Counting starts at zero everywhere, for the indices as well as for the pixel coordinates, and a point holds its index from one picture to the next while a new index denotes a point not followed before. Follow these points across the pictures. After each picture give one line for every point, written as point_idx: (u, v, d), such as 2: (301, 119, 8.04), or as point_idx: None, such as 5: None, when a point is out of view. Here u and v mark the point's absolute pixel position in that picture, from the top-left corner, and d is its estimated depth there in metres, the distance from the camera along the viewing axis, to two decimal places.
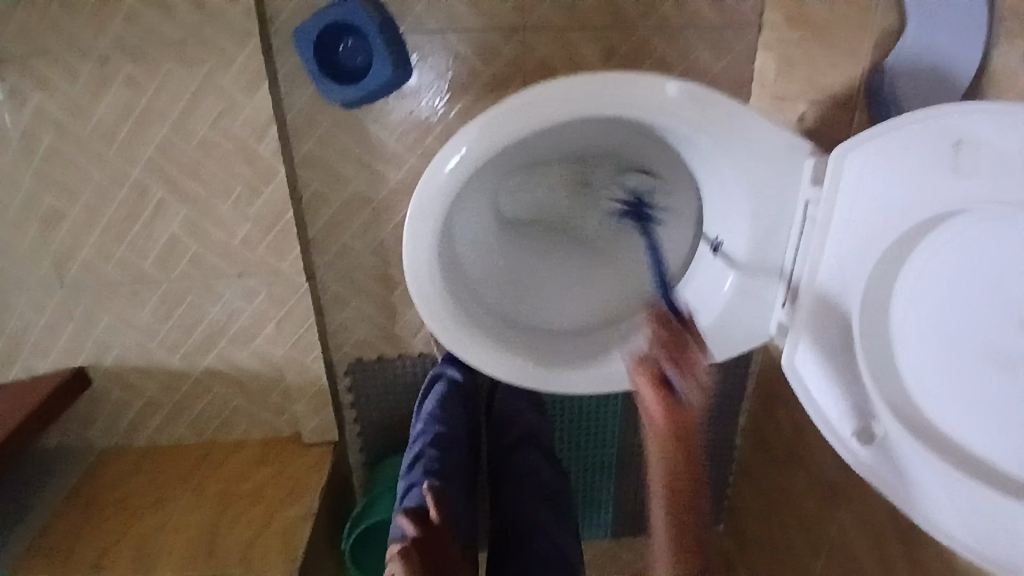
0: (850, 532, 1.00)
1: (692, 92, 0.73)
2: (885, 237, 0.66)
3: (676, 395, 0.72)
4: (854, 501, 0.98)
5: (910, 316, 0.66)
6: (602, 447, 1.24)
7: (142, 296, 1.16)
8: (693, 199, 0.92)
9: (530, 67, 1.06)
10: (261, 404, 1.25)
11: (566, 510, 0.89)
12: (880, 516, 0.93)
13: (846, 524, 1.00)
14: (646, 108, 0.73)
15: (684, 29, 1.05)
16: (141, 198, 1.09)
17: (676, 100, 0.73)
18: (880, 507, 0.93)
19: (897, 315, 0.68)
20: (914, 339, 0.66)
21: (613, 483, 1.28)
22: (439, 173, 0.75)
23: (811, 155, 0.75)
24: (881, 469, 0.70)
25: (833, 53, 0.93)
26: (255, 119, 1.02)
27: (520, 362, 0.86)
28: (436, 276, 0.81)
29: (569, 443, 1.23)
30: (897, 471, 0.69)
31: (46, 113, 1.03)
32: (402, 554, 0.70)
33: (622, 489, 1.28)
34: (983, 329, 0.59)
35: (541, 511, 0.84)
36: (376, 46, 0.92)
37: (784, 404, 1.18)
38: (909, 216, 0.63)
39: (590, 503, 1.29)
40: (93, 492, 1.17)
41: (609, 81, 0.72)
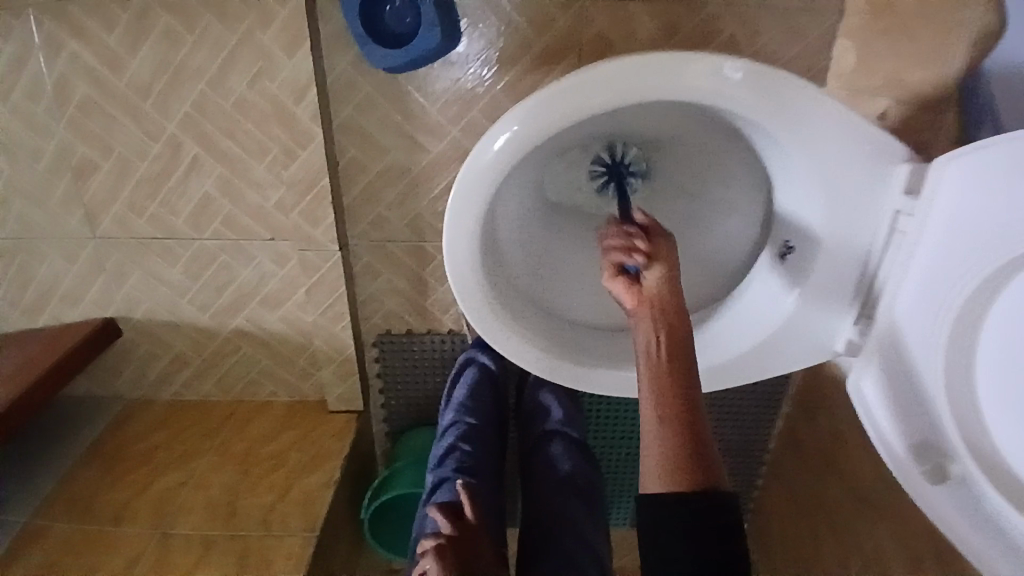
0: (884, 550, 0.96)
1: (777, 78, 0.65)
2: (972, 263, 0.59)
3: (641, 295, 0.72)
4: (893, 519, 0.94)
5: (997, 352, 0.56)
6: (629, 439, 1.21)
7: (175, 254, 1.15)
8: (759, 200, 0.85)
9: (586, 39, 0.99)
10: (288, 369, 1.25)
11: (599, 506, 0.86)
12: (920, 539, 0.88)
13: (882, 541, 0.96)
14: (727, 97, 0.66)
15: (756, 8, 0.97)
16: (176, 155, 1.06)
17: (759, 91, 0.65)
18: (921, 528, 0.88)
19: (985, 349, 0.58)
20: (998, 375, 0.56)
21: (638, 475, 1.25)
22: (490, 152, 0.69)
23: (905, 162, 0.68)
24: (956, 518, 0.63)
25: (923, 46, 0.84)
26: (295, 79, 0.98)
27: (558, 360, 0.81)
28: (478, 264, 0.76)
29: (598, 432, 1.20)
30: (971, 521, 0.61)
31: (83, 62, 1.00)
32: (436, 550, 0.72)
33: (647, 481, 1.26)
34: None
35: (572, 505, 0.82)
36: (425, 12, 0.86)
37: (824, 411, 1.13)
38: (989, 237, 0.56)
39: (615, 492, 1.27)
40: (121, 443, 1.19)
41: (689, 62, 0.65)
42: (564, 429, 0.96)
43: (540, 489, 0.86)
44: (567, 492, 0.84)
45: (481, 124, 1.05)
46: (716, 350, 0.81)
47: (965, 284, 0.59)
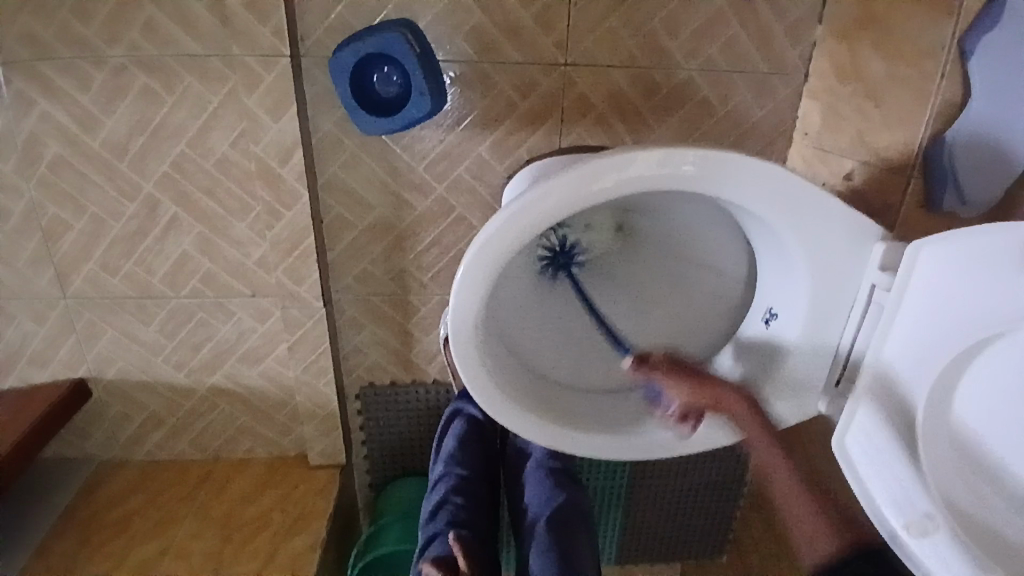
0: None
1: (747, 164, 0.70)
2: (949, 345, 0.64)
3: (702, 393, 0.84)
4: None
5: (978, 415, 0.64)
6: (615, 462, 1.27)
7: (150, 312, 1.11)
8: (741, 262, 0.90)
9: (568, 101, 1.02)
10: (268, 425, 1.23)
11: (594, 541, 0.86)
12: None
13: None
14: (697, 182, 0.70)
15: (730, 72, 1.02)
16: (153, 214, 1.04)
17: (738, 179, 0.70)
18: None
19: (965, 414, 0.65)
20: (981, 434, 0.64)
21: (622, 494, 1.32)
22: (486, 243, 0.71)
23: (880, 241, 0.74)
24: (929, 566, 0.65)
25: (886, 115, 0.90)
26: (280, 141, 0.98)
27: (563, 429, 0.83)
28: (480, 348, 0.78)
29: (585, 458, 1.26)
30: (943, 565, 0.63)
31: (55, 122, 0.97)
32: None
33: (631, 497, 1.33)
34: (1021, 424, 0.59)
35: (568, 541, 0.81)
36: (415, 81, 0.88)
37: (798, 446, 1.16)
38: (970, 321, 0.62)
39: (601, 513, 1.34)
40: (93, 509, 1.13)
41: (666, 153, 0.69)
42: (547, 461, 0.95)
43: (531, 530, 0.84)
44: (569, 531, 0.83)
45: (467, 180, 1.06)
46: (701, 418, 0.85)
47: (942, 359, 0.65)
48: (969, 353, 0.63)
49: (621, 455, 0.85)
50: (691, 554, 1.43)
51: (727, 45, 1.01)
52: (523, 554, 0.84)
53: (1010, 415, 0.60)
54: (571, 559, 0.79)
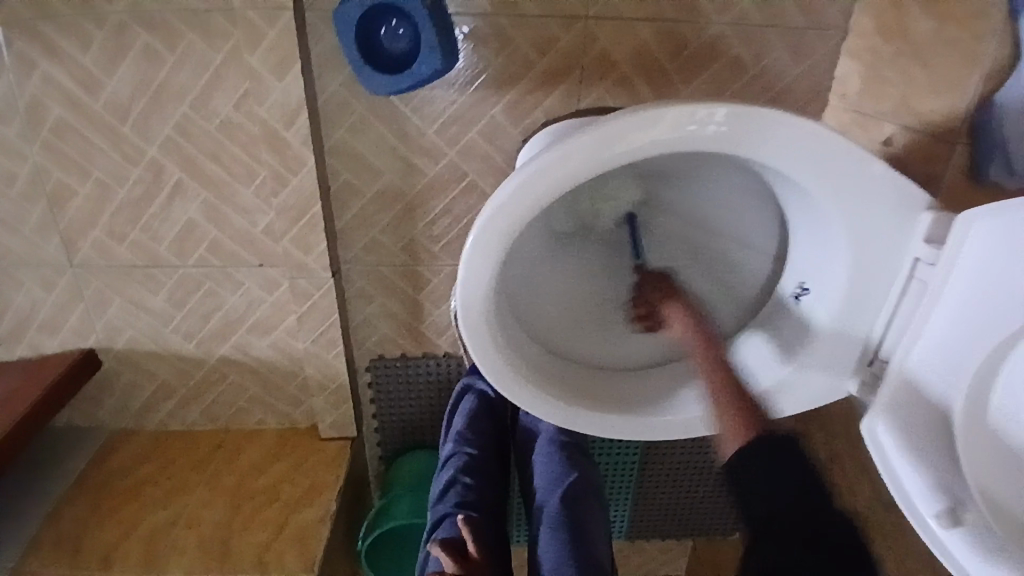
0: None
1: (783, 121, 0.64)
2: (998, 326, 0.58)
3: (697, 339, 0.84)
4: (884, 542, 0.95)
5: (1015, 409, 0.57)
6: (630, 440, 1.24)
7: (157, 281, 1.09)
8: (772, 233, 0.84)
9: (588, 61, 0.96)
10: (278, 397, 1.21)
11: (608, 523, 0.82)
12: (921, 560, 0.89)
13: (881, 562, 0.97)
14: (727, 143, 0.64)
15: (763, 28, 0.95)
16: (158, 180, 1.01)
17: (773, 138, 0.65)
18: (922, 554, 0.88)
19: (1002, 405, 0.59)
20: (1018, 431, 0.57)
21: (636, 473, 1.29)
22: (498, 208, 0.66)
23: (928, 210, 0.68)
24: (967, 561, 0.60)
25: (933, 74, 0.83)
26: (285, 103, 0.93)
27: (576, 408, 0.80)
28: (491, 321, 0.74)
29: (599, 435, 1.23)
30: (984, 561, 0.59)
31: (55, 82, 0.94)
32: None
33: (647, 475, 1.30)
34: None
35: (581, 523, 0.78)
36: (424, 36, 0.82)
37: (821, 429, 1.12)
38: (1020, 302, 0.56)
39: (615, 491, 1.31)
40: (105, 477, 1.13)
41: (696, 110, 0.63)
42: (560, 438, 0.92)
43: (542, 512, 0.81)
44: (582, 510, 0.80)
45: (480, 146, 1.01)
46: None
47: (989, 341, 0.59)
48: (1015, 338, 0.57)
49: (637, 437, 0.82)
50: (705, 531, 1.40)
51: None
52: (534, 536, 0.81)
53: None
54: (585, 538, 0.75)
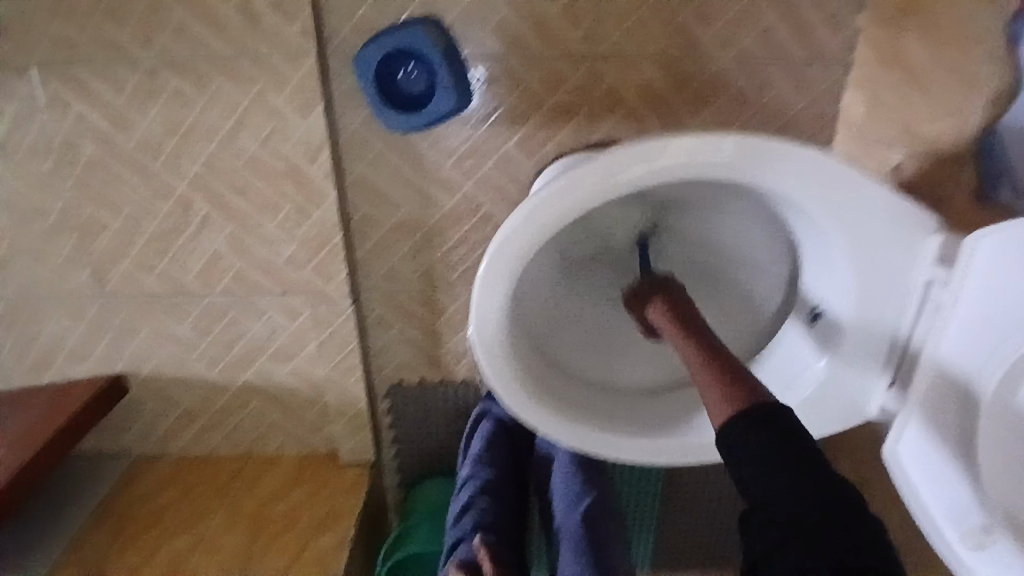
0: None
1: (785, 151, 0.67)
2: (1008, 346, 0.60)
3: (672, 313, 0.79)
4: None
5: None
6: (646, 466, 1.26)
7: (183, 310, 1.13)
8: (782, 259, 0.86)
9: (596, 96, 1.00)
10: (298, 423, 1.23)
11: (625, 544, 0.83)
12: None
13: None
14: (732, 171, 0.67)
15: (766, 61, 0.99)
16: (186, 214, 1.05)
17: (775, 165, 0.67)
18: None
19: (1019, 423, 0.60)
20: None
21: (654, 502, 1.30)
22: (513, 237, 0.70)
23: (936, 233, 0.69)
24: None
25: (935, 102, 0.86)
26: (309, 140, 0.98)
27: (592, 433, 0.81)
28: (506, 347, 0.76)
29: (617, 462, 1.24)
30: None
31: (92, 124, 0.99)
32: None
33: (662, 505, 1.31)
34: None
35: (598, 545, 0.79)
36: (441, 76, 0.87)
37: (840, 455, 1.13)
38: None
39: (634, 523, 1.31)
40: (130, 503, 1.16)
41: (703, 140, 0.66)
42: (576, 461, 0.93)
43: (559, 533, 0.83)
44: (598, 529, 0.81)
45: (494, 177, 1.05)
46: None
47: (1004, 356, 0.60)
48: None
49: (655, 461, 0.83)
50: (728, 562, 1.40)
51: (764, 35, 0.97)
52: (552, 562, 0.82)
53: None
54: (602, 560, 0.77)
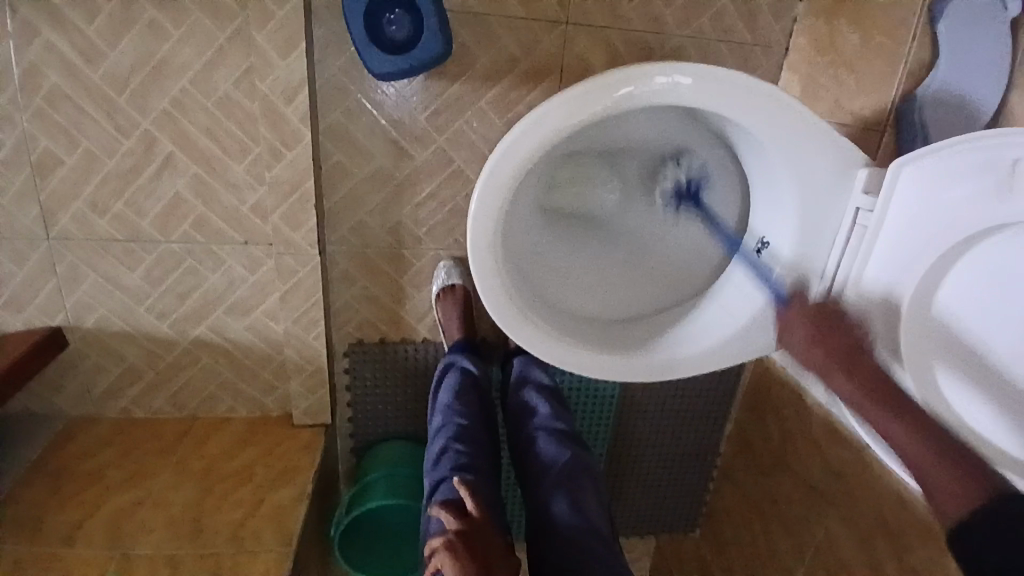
0: (837, 537, 1.07)
1: (739, 80, 0.73)
2: (931, 248, 0.69)
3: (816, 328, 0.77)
4: (842, 506, 1.06)
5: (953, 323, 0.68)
6: (600, 427, 1.33)
7: (136, 257, 1.09)
8: (735, 198, 0.92)
9: (567, 61, 1.07)
10: (251, 383, 1.20)
11: (603, 489, 0.88)
12: (868, 521, 1.00)
13: (835, 529, 1.07)
14: (687, 96, 0.72)
15: (718, 42, 1.09)
16: (149, 152, 1.02)
17: (728, 92, 0.73)
18: (869, 512, 1.00)
19: (930, 323, 0.70)
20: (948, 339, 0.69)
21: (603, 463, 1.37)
22: (497, 169, 0.73)
23: (864, 166, 0.77)
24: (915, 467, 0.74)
25: (862, 79, 0.98)
26: (288, 81, 0.98)
27: (590, 358, 0.83)
28: (502, 278, 0.79)
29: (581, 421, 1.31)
30: None
31: (57, 51, 0.95)
32: (447, 546, 0.70)
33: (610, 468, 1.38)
34: (1005, 336, 0.63)
35: (578, 492, 0.85)
36: (428, 23, 0.92)
37: (773, 412, 1.25)
38: (955, 231, 0.66)
39: None
40: (64, 463, 1.08)
41: (666, 69, 0.72)
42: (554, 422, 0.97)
43: (545, 476, 0.87)
44: (575, 485, 0.86)
45: (467, 134, 1.09)
46: (690, 341, 0.86)
47: (924, 261, 0.69)
48: (956, 251, 0.67)
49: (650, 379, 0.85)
50: (666, 526, 1.48)
51: (717, 17, 1.08)
52: (534, 503, 0.86)
53: (980, 322, 0.65)
54: (582, 505, 0.83)
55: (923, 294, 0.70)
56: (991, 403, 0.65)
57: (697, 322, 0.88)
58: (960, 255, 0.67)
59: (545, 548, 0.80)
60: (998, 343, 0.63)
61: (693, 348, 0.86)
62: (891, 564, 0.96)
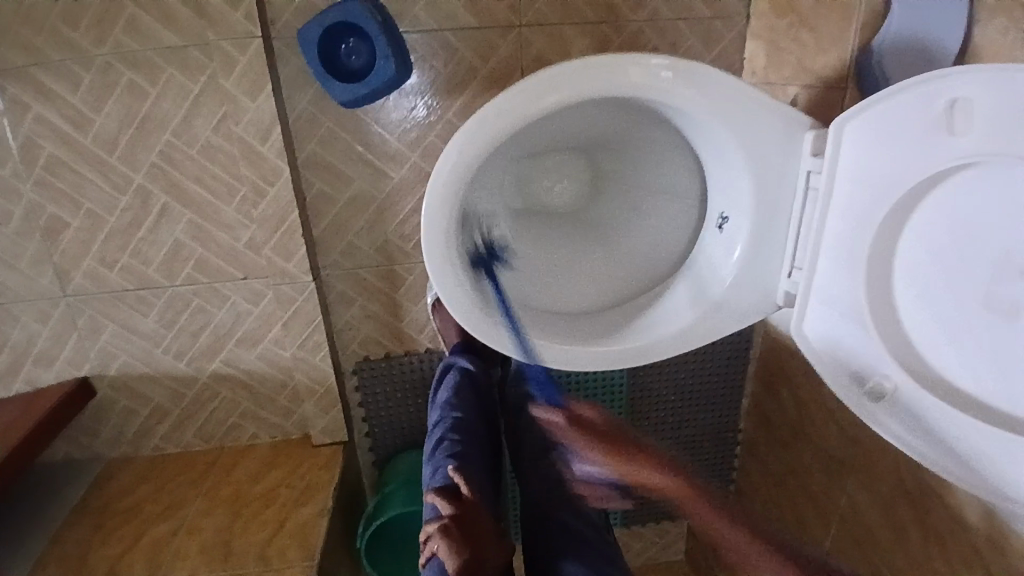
0: (860, 505, 1.02)
1: (674, 66, 0.74)
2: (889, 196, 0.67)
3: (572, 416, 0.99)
4: (863, 472, 1.01)
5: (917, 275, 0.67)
6: (616, 417, 1.33)
7: (147, 303, 1.16)
8: (692, 179, 0.94)
9: (526, 63, 1.09)
10: (270, 408, 1.26)
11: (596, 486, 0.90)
12: (890, 487, 0.96)
13: (857, 497, 1.03)
14: (621, 83, 0.74)
15: (675, 21, 1.09)
16: (145, 205, 1.09)
17: (660, 72, 0.74)
18: (890, 476, 0.96)
19: (897, 273, 0.69)
20: (915, 287, 0.67)
21: None
22: (440, 175, 0.76)
23: (809, 130, 0.77)
24: (905, 432, 0.69)
25: (821, 37, 0.98)
26: (259, 121, 1.03)
27: (556, 348, 0.85)
28: (461, 278, 0.81)
29: None
30: (923, 430, 0.67)
31: (49, 123, 1.03)
32: (443, 531, 0.72)
33: None
34: (981, 278, 0.61)
35: (570, 487, 0.86)
36: (379, 47, 0.95)
37: (786, 384, 1.20)
38: (907, 179, 0.65)
39: None
40: (104, 502, 1.16)
41: (602, 64, 0.74)
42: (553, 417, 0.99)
43: (541, 468, 0.89)
44: (566, 480, 0.87)
45: (440, 148, 1.12)
46: (661, 324, 0.87)
47: (880, 213, 0.68)
48: (909, 199, 0.66)
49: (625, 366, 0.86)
50: None
51: None
52: (529, 496, 0.87)
53: (949, 265, 0.64)
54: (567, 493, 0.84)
55: (885, 245, 0.69)
56: (976, 351, 0.62)
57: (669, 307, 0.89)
58: (917, 202, 0.66)
59: (537, 533, 0.81)
60: (973, 286, 0.62)
61: (665, 329, 0.86)
62: (916, 533, 0.91)
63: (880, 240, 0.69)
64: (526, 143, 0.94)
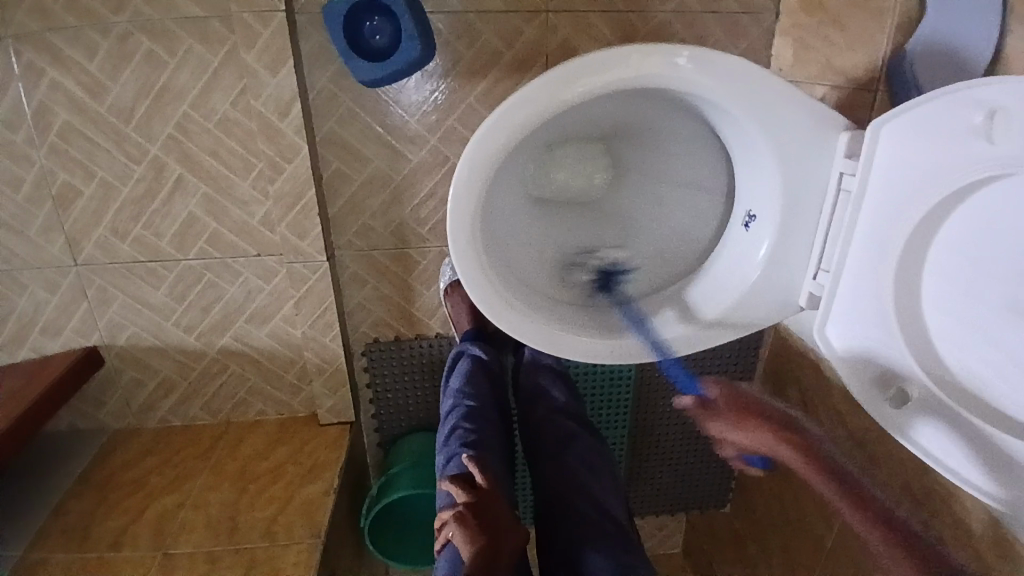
0: None
1: (711, 60, 0.73)
2: (919, 203, 0.67)
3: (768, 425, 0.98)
4: (869, 473, 1.01)
5: (946, 281, 0.66)
6: (623, 409, 1.34)
7: (158, 276, 1.15)
8: (719, 176, 0.94)
9: (551, 49, 1.08)
10: (278, 386, 1.26)
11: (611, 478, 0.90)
12: (895, 489, 0.96)
13: None
14: (658, 74, 0.73)
15: (703, 13, 1.08)
16: (160, 176, 1.08)
17: (692, 66, 0.73)
18: (895, 479, 0.96)
19: (927, 277, 0.68)
20: (945, 294, 0.66)
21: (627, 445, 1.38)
22: (468, 161, 0.75)
23: (844, 132, 0.76)
24: (919, 435, 0.70)
25: (851, 36, 0.96)
26: (279, 96, 1.02)
27: (576, 340, 0.85)
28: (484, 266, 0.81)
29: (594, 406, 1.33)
30: (939, 433, 0.67)
31: (65, 90, 1.01)
32: (458, 519, 0.73)
33: (636, 449, 1.39)
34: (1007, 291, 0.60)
35: (583, 477, 0.86)
36: (405, 25, 0.93)
37: (794, 384, 1.21)
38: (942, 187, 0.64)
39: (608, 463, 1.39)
40: (111, 473, 1.16)
41: (639, 53, 0.73)
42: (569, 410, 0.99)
43: (555, 458, 0.90)
44: (580, 469, 0.87)
45: (460, 131, 1.11)
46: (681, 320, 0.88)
47: (911, 218, 0.68)
48: (942, 206, 0.65)
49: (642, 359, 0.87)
50: (698, 504, 1.46)
51: None
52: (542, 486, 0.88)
53: (978, 274, 0.62)
54: (579, 484, 0.84)
55: (913, 251, 0.69)
56: (998, 362, 0.61)
57: (691, 303, 0.90)
58: (948, 211, 0.65)
59: (555, 519, 0.81)
60: (999, 299, 0.60)
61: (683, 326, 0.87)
62: None
63: (910, 244, 0.69)
64: (553, 130, 0.93)
